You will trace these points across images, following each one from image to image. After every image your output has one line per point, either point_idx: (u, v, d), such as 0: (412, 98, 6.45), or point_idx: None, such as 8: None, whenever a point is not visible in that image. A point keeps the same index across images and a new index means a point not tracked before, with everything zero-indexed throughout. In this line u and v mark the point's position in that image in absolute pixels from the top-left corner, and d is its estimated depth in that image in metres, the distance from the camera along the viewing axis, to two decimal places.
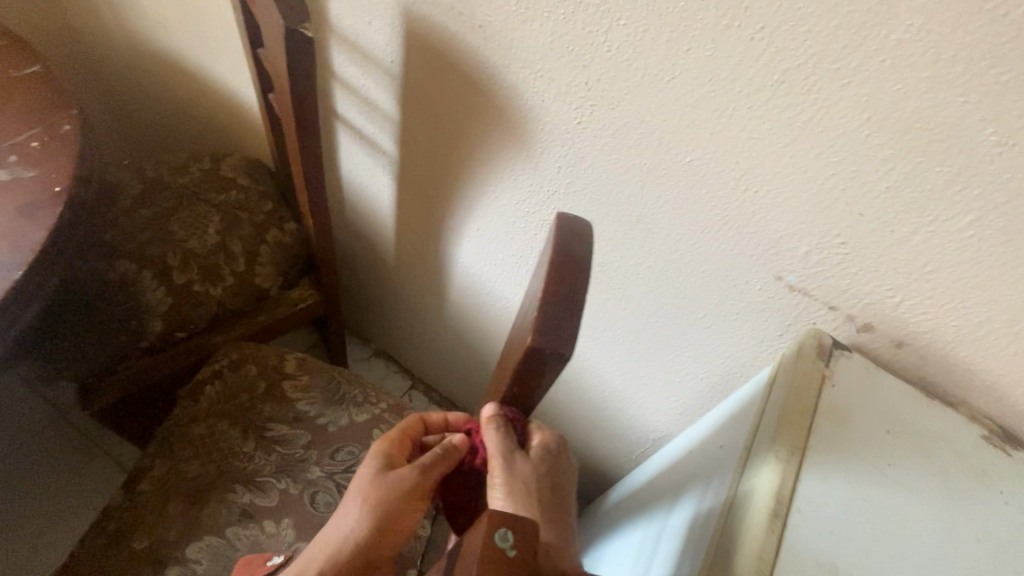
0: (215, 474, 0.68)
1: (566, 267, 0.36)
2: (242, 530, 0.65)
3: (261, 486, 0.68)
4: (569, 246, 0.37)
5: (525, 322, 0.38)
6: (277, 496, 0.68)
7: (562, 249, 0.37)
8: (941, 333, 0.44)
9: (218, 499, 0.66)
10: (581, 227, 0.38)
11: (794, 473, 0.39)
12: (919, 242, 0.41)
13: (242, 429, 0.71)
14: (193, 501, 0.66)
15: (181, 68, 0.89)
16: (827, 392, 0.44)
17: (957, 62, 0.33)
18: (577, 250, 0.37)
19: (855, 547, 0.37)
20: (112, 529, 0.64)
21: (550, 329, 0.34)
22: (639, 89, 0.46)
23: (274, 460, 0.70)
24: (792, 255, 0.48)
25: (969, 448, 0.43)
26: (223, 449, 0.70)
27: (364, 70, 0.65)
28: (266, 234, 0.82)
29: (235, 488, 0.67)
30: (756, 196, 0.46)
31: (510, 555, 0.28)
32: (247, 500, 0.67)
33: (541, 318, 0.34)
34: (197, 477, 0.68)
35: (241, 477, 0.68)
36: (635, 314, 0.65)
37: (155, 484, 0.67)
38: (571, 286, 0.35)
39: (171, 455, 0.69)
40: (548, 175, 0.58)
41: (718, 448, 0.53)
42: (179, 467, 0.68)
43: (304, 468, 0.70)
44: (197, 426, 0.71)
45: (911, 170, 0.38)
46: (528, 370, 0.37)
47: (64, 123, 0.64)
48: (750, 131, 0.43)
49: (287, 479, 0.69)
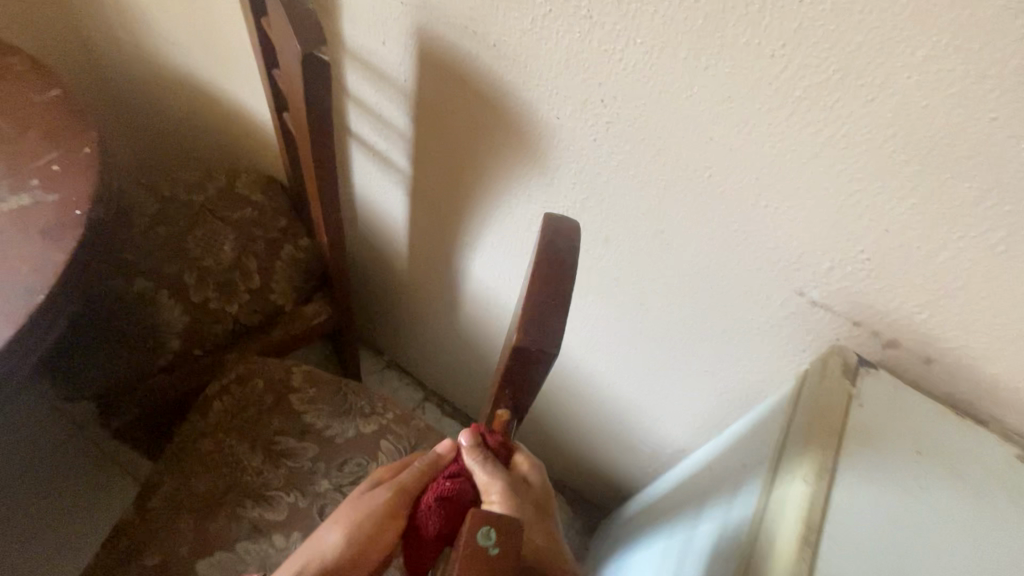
0: (225, 489, 0.68)
1: (550, 269, 0.39)
2: (251, 544, 0.65)
3: (270, 500, 0.68)
4: (554, 248, 0.40)
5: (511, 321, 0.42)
6: (285, 509, 0.68)
7: (548, 252, 0.40)
8: (971, 349, 0.43)
9: (228, 514, 0.67)
10: (568, 227, 0.41)
11: (824, 498, 0.38)
12: (947, 258, 0.40)
13: (250, 443, 0.71)
14: (203, 516, 0.66)
15: (196, 86, 0.90)
16: (855, 412, 0.43)
17: (986, 79, 0.32)
18: (561, 252, 0.40)
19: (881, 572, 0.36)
20: (124, 546, 0.64)
21: (536, 328, 0.37)
22: (656, 106, 0.46)
23: (283, 473, 0.70)
24: (813, 270, 0.47)
25: (1004, 468, 0.42)
26: (232, 465, 0.70)
27: (377, 89, 0.65)
28: (281, 250, 0.82)
29: (245, 502, 0.68)
30: (776, 212, 0.46)
31: (491, 554, 0.27)
32: (256, 515, 0.67)
33: (529, 319, 0.38)
34: (206, 492, 0.68)
35: (251, 492, 0.68)
36: (653, 328, 0.64)
37: (164, 500, 0.67)
38: (554, 287, 0.39)
39: (180, 471, 0.69)
40: (564, 191, 0.58)
41: (740, 466, 0.52)
42: (188, 481, 0.68)
43: (312, 481, 0.70)
44: (205, 441, 0.71)
45: (939, 186, 0.37)
46: (517, 368, 0.40)
47: (84, 146, 0.65)
48: (770, 147, 0.42)
49: (295, 492, 0.69)
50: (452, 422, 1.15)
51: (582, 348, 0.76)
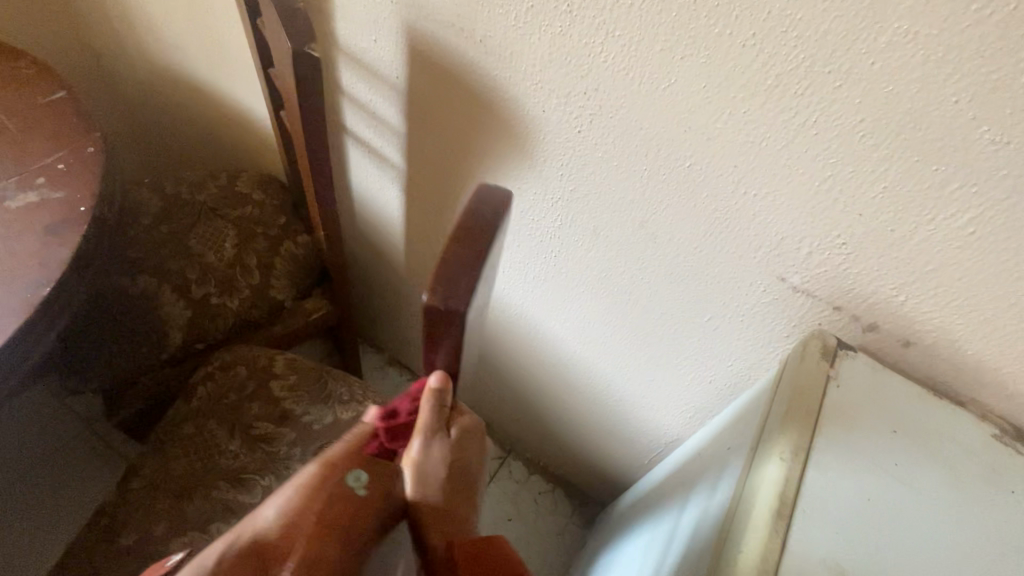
0: (203, 471, 0.70)
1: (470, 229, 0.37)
2: (224, 523, 0.67)
3: (245, 482, 0.70)
4: (478, 209, 0.38)
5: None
6: (259, 491, 0.69)
7: (473, 211, 0.38)
8: (947, 331, 0.44)
9: (204, 495, 0.68)
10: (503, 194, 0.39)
11: (798, 475, 0.39)
12: (920, 240, 0.41)
13: (229, 428, 0.73)
14: (180, 497, 0.68)
15: (197, 88, 0.92)
16: (832, 392, 0.44)
17: (947, 63, 0.33)
18: (486, 213, 0.38)
19: (844, 543, 0.36)
20: (105, 525, 0.66)
21: (443, 286, 0.35)
22: (636, 97, 0.47)
23: (259, 457, 0.72)
24: (794, 256, 0.48)
25: (980, 447, 0.42)
26: (211, 449, 0.71)
27: (370, 86, 0.67)
28: (280, 246, 0.84)
29: (222, 484, 0.69)
30: (755, 198, 0.47)
31: None
32: (231, 496, 0.68)
33: (437, 275, 0.36)
34: (184, 474, 0.69)
35: (227, 474, 0.70)
36: (641, 317, 0.66)
37: (145, 482, 0.69)
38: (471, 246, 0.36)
39: (163, 454, 0.71)
40: (552, 183, 0.59)
41: (725, 450, 0.53)
42: (167, 464, 0.70)
43: (287, 465, 0.71)
44: (188, 426, 0.73)
45: (909, 169, 0.38)
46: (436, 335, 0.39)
47: (88, 145, 0.67)
48: (747, 135, 0.43)
49: (269, 475, 0.70)
50: None
51: (575, 339, 0.77)
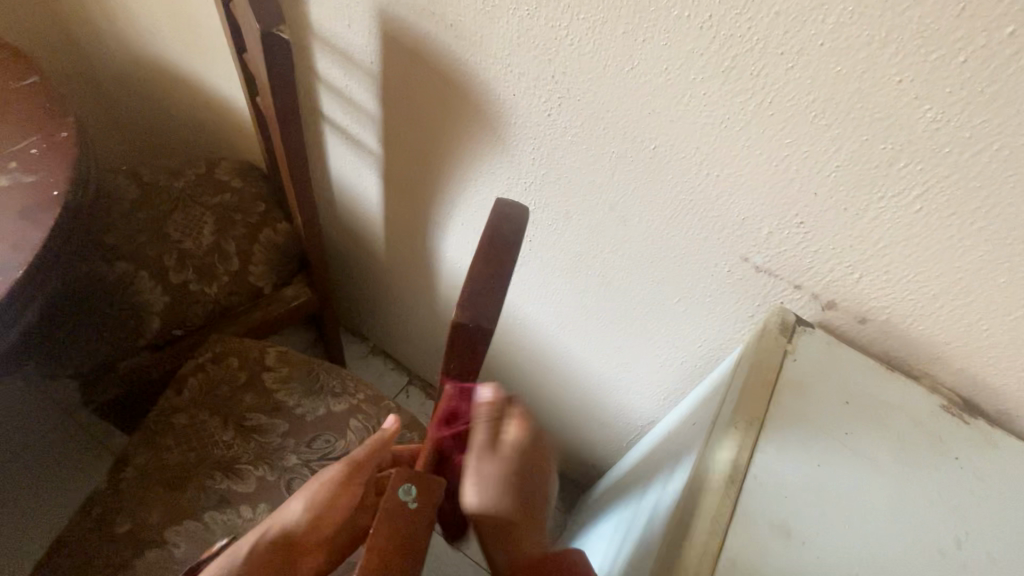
0: (197, 462, 0.66)
1: (494, 249, 0.37)
2: (219, 514, 0.64)
3: (238, 473, 0.66)
4: (500, 234, 0.37)
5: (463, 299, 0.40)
6: (254, 482, 0.66)
7: (494, 236, 0.37)
8: (899, 307, 0.46)
9: (198, 485, 0.65)
10: (518, 213, 0.38)
11: (751, 445, 0.41)
12: (871, 218, 0.43)
13: (221, 418, 0.70)
14: (173, 487, 0.65)
15: (175, 75, 0.91)
16: (788, 367, 0.46)
17: (890, 43, 0.35)
18: (508, 237, 0.37)
19: (791, 507, 0.38)
20: (94, 515, 0.62)
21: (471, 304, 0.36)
22: (602, 80, 0.48)
23: (252, 448, 0.68)
24: (756, 236, 0.49)
25: (929, 417, 0.44)
26: (202, 438, 0.68)
27: (346, 71, 0.67)
28: (259, 234, 0.84)
29: (214, 474, 0.66)
30: (717, 180, 0.48)
31: (410, 507, 0.34)
32: (225, 486, 0.65)
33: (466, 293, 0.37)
34: (179, 464, 0.66)
35: (219, 464, 0.67)
36: (615, 300, 0.67)
37: (138, 471, 0.66)
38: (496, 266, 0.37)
39: (154, 443, 0.68)
40: (524, 167, 0.60)
41: (692, 427, 0.54)
42: (160, 453, 0.67)
43: (281, 456, 0.68)
44: (179, 416, 0.69)
45: (858, 149, 0.40)
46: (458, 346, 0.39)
47: (60, 130, 0.67)
48: (708, 117, 0.45)
49: (264, 466, 0.67)
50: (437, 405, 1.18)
51: (552, 323, 0.78)
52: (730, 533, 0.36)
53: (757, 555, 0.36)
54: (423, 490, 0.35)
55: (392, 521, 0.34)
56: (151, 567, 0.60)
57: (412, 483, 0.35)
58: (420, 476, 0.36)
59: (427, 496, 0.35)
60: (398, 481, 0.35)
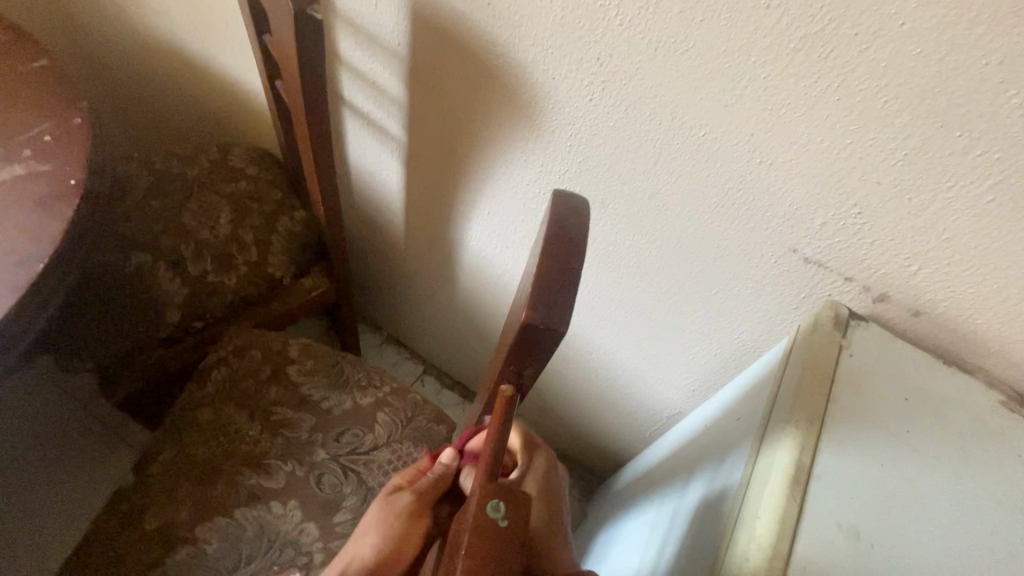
0: (223, 457, 0.65)
1: (561, 240, 0.32)
2: (249, 511, 0.63)
3: (267, 468, 0.65)
4: (562, 224, 0.33)
5: (521, 299, 0.34)
6: (283, 477, 0.65)
7: (557, 227, 0.33)
8: (958, 300, 0.44)
9: (226, 481, 0.64)
10: (579, 205, 0.34)
11: (814, 443, 0.40)
12: (936, 209, 0.41)
13: (247, 413, 0.69)
14: (201, 483, 0.64)
15: (186, 57, 0.88)
16: (844, 361, 0.44)
17: (979, 24, 0.33)
18: (571, 228, 0.33)
19: (856, 509, 0.37)
20: (122, 511, 0.62)
21: (545, 304, 0.30)
22: (652, 63, 0.46)
23: (279, 442, 0.67)
24: (808, 226, 0.48)
25: (988, 413, 0.43)
26: (229, 433, 0.67)
27: (371, 54, 0.65)
28: (277, 223, 0.82)
29: (242, 469, 0.65)
30: (771, 168, 0.46)
31: (501, 526, 0.26)
32: (253, 481, 0.64)
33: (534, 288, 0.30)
34: (204, 460, 0.65)
35: (247, 459, 0.66)
36: (647, 291, 0.65)
37: (164, 467, 0.65)
38: (565, 259, 0.31)
39: (179, 439, 0.67)
40: (560, 155, 0.58)
41: (735, 422, 0.53)
42: (185, 449, 0.66)
43: (309, 451, 0.67)
44: (203, 411, 0.68)
45: (930, 136, 0.38)
46: (522, 352, 0.33)
47: (74, 116, 0.64)
48: (765, 102, 0.43)
49: (292, 461, 0.66)
50: (452, 395, 1.17)
51: (578, 314, 0.77)
52: (798, 537, 0.35)
53: (827, 560, 0.35)
54: (513, 504, 0.27)
55: (487, 546, 0.25)
56: (183, 564, 0.59)
57: (500, 496, 0.27)
58: (507, 488, 0.28)
59: (517, 511, 0.27)
60: (484, 494, 0.27)
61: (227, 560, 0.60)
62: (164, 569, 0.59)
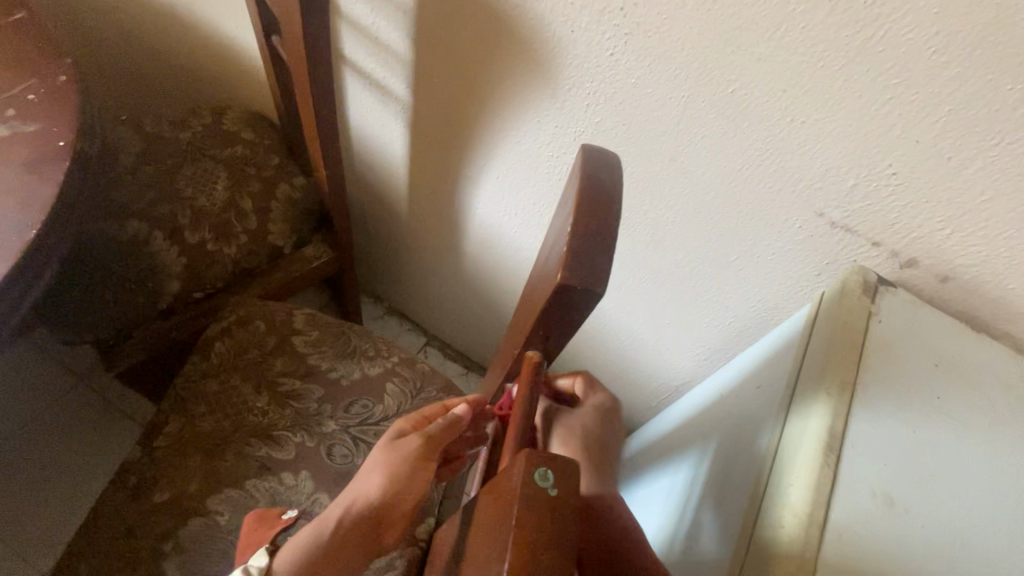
0: (232, 429, 0.65)
1: (594, 196, 0.30)
2: (260, 482, 0.62)
3: (277, 439, 0.64)
4: (595, 180, 0.31)
5: (552, 260, 0.32)
6: (293, 449, 0.64)
7: (590, 183, 0.31)
8: (990, 266, 0.43)
9: (236, 453, 0.63)
10: (611, 160, 0.32)
11: (845, 411, 0.39)
12: (979, 168, 0.39)
13: (254, 385, 0.68)
14: (210, 455, 0.63)
15: (174, 13, 0.83)
16: (874, 328, 0.43)
17: None
18: (604, 183, 0.31)
19: (889, 474, 0.37)
20: (131, 485, 0.61)
21: (582, 263, 0.28)
22: (681, 13, 0.43)
23: (288, 414, 0.66)
24: (837, 189, 0.46)
25: (1016, 380, 0.42)
26: (237, 405, 0.66)
27: (374, 7, 0.61)
28: (277, 189, 0.79)
29: (252, 441, 0.64)
30: (803, 127, 0.44)
31: (551, 494, 0.25)
32: (264, 453, 0.63)
33: (570, 249, 0.28)
34: (212, 432, 0.64)
35: (257, 431, 0.65)
36: (662, 259, 0.63)
37: (171, 439, 0.64)
38: (601, 217, 0.29)
39: (185, 411, 0.66)
40: (576, 115, 0.55)
41: (756, 390, 0.52)
42: (192, 421, 0.65)
43: (319, 422, 0.66)
44: (209, 383, 0.67)
45: (978, 90, 0.36)
46: (553, 315, 0.31)
47: (59, 73, 0.61)
48: (801, 55, 0.40)
49: (302, 432, 0.65)
50: (455, 366, 1.16)
51: None
52: (832, 503, 0.35)
53: (860, 528, 0.35)
54: (562, 471, 0.26)
55: (534, 516, 0.24)
56: (195, 537, 0.58)
57: (547, 464, 0.26)
58: (553, 455, 0.26)
59: (567, 478, 0.25)
60: (529, 463, 0.26)
61: (241, 533, 0.59)
62: (177, 541, 0.58)
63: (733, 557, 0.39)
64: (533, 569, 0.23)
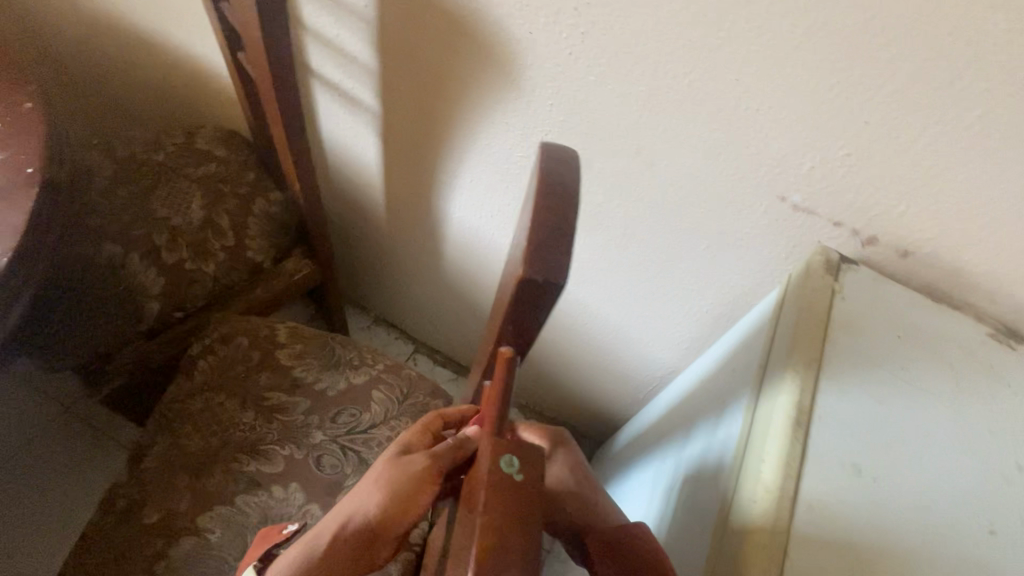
0: (220, 445, 0.64)
1: (553, 193, 0.31)
2: (250, 497, 0.62)
3: (265, 453, 0.64)
4: (555, 175, 0.32)
5: (517, 256, 0.33)
6: (282, 462, 0.64)
7: (549, 178, 0.32)
8: (945, 239, 0.44)
9: (224, 470, 0.63)
10: (569, 156, 0.33)
11: (813, 385, 0.40)
12: (924, 146, 0.41)
13: (240, 401, 0.68)
14: (199, 474, 0.63)
15: (139, 35, 0.83)
16: (837, 303, 0.45)
17: None
18: (564, 179, 0.32)
19: (857, 444, 0.38)
20: (120, 508, 0.61)
21: (543, 258, 0.29)
22: (633, 10, 0.44)
23: (276, 428, 0.66)
24: (794, 172, 0.47)
25: (976, 346, 0.44)
26: (223, 422, 0.66)
27: (337, 19, 0.62)
28: (253, 204, 0.80)
29: (240, 458, 0.64)
30: (757, 114, 0.45)
31: (517, 480, 0.26)
32: (253, 468, 0.63)
33: (530, 245, 0.29)
34: (200, 451, 0.64)
35: (243, 447, 0.65)
36: (637, 252, 0.64)
37: (158, 460, 0.64)
38: (561, 212, 0.30)
39: (171, 431, 0.65)
40: (541, 114, 0.57)
41: (731, 373, 0.54)
42: (179, 440, 0.65)
43: (306, 433, 0.66)
44: (194, 401, 0.67)
45: (917, 71, 0.38)
46: (522, 308, 0.32)
47: (24, 100, 0.60)
48: (750, 45, 0.42)
49: (290, 445, 0.65)
50: (445, 370, 1.17)
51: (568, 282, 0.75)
52: (803, 476, 0.37)
53: (830, 499, 0.36)
54: (526, 457, 0.27)
55: (502, 500, 0.25)
56: (188, 556, 0.58)
57: (513, 452, 0.27)
58: (518, 444, 0.27)
59: (532, 464, 0.27)
60: (495, 452, 0.27)
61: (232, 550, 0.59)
62: (169, 561, 0.58)
63: (711, 537, 0.40)
64: (501, 549, 0.24)
